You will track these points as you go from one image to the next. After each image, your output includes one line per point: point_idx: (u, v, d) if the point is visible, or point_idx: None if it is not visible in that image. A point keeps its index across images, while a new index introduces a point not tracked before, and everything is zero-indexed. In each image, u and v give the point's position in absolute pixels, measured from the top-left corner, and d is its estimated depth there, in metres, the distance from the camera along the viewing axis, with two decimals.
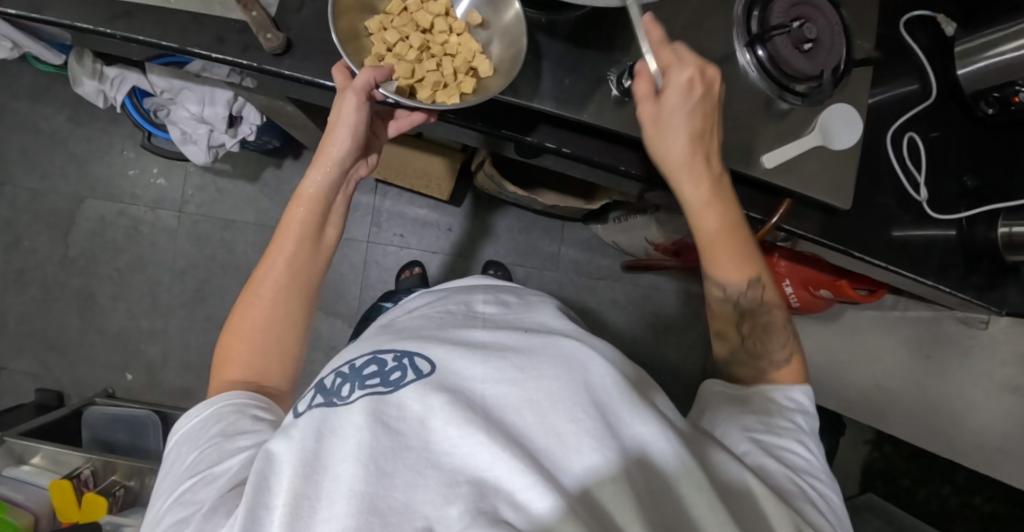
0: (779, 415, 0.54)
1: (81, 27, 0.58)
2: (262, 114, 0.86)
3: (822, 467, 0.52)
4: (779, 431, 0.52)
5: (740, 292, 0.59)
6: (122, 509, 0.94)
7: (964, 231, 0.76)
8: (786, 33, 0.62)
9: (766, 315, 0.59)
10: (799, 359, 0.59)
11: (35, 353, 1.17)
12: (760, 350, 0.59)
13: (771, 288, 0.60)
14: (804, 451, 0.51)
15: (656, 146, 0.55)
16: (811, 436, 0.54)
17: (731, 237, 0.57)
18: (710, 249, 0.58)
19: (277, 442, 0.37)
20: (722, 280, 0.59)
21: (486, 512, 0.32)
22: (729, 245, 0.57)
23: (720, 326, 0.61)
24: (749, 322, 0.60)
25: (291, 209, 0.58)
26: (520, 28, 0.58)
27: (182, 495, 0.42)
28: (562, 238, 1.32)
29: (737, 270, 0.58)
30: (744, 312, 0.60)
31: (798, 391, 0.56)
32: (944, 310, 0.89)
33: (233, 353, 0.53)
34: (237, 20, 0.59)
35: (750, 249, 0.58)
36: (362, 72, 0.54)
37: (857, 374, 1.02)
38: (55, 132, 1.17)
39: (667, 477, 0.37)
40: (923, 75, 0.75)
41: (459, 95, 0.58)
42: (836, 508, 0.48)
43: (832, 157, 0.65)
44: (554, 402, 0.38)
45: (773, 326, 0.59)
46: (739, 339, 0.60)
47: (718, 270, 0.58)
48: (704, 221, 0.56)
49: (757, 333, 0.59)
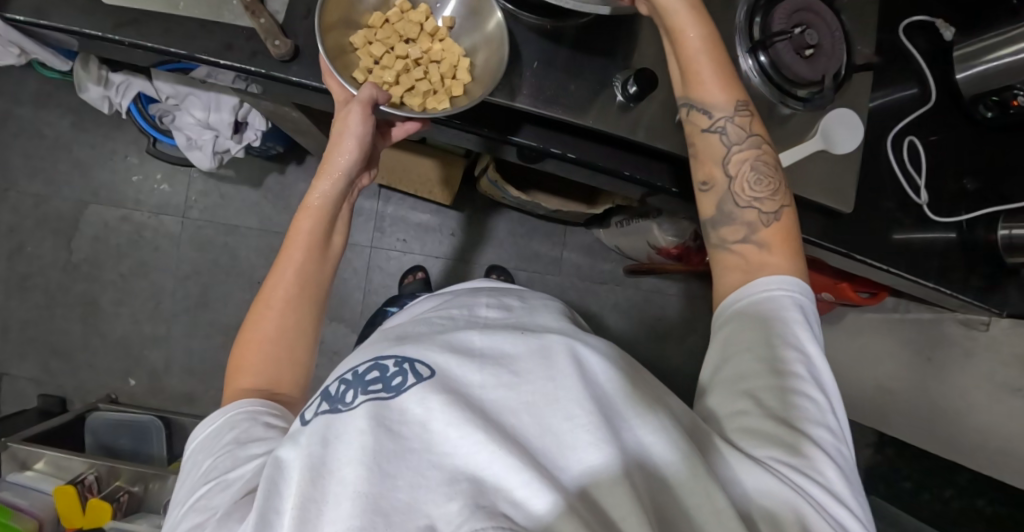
0: (782, 348, 0.47)
1: (89, 34, 0.59)
2: (267, 119, 0.86)
3: (833, 410, 0.47)
4: (779, 373, 0.46)
5: (728, 115, 0.56)
6: (126, 515, 0.94)
7: (964, 234, 0.76)
8: (787, 39, 0.63)
9: (756, 149, 0.56)
10: (790, 213, 0.56)
11: (38, 358, 1.17)
12: (747, 192, 0.55)
13: (757, 120, 0.57)
14: (810, 400, 0.46)
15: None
16: (822, 370, 0.48)
17: (714, 47, 0.56)
18: (690, 62, 0.56)
19: (287, 448, 0.38)
20: (711, 101, 0.56)
21: (485, 507, 0.33)
22: (714, 56, 0.56)
23: (706, 169, 0.58)
24: (737, 154, 0.56)
25: (297, 222, 0.58)
26: (501, 33, 0.59)
27: (198, 501, 0.42)
28: (564, 242, 1.32)
29: (723, 85, 0.56)
30: (732, 142, 0.56)
31: (797, 285, 0.50)
32: (945, 311, 0.90)
33: (246, 362, 0.53)
34: (245, 27, 0.60)
35: (731, 71, 0.57)
36: (364, 88, 0.57)
37: (860, 377, 1.07)
38: (59, 138, 1.18)
39: (666, 475, 0.38)
40: (922, 79, 0.76)
41: (450, 99, 0.62)
42: (846, 466, 0.45)
43: (834, 161, 0.66)
44: (550, 402, 0.38)
45: (763, 163, 0.56)
46: (725, 178, 0.56)
47: (705, 93, 0.56)
48: (688, 28, 0.55)
49: (744, 171, 0.56)
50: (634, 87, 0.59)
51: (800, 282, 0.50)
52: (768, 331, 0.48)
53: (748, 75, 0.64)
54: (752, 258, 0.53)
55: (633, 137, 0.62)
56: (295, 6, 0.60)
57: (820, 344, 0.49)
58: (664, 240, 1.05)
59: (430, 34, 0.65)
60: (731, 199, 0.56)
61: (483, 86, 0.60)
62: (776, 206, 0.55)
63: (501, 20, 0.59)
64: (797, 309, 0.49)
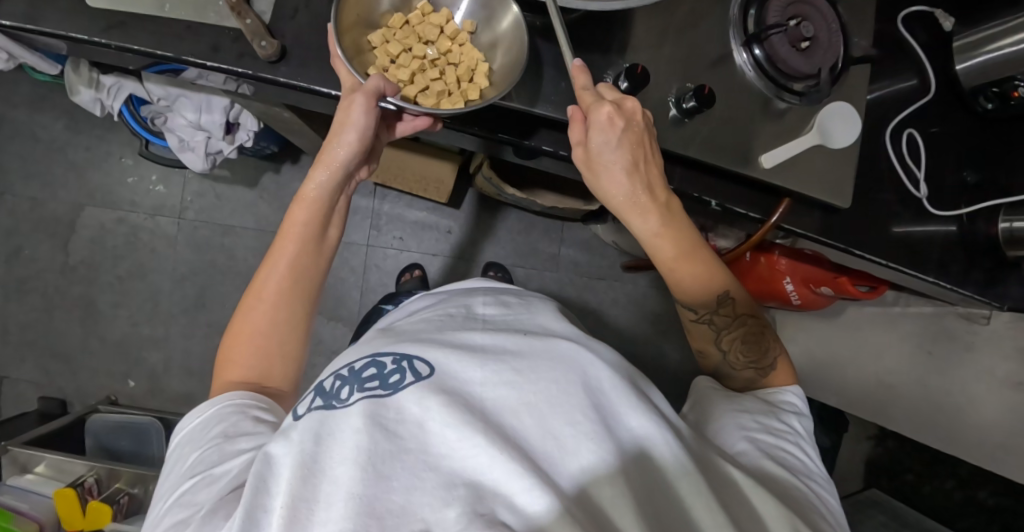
0: (776, 417, 0.53)
1: (75, 38, 0.58)
2: (258, 120, 0.86)
3: (820, 471, 0.51)
4: (778, 432, 0.52)
5: (712, 312, 0.58)
6: (127, 516, 0.94)
7: (964, 227, 0.75)
8: (782, 32, 0.62)
9: (743, 327, 0.59)
10: (783, 364, 0.60)
11: (37, 361, 1.18)
12: (740, 362, 0.59)
13: (742, 301, 0.59)
14: (800, 453, 0.51)
15: (596, 185, 0.55)
16: (808, 439, 0.53)
17: (693, 258, 0.57)
18: (673, 273, 0.57)
19: (277, 443, 0.38)
20: (692, 304, 0.58)
21: (485, 515, 0.33)
22: (692, 266, 0.57)
23: (699, 344, 0.61)
24: (727, 337, 0.59)
25: (291, 212, 0.57)
26: (520, 33, 0.58)
27: (182, 496, 0.42)
28: (562, 239, 1.32)
29: (704, 290, 0.57)
30: (721, 328, 0.59)
31: (790, 393, 0.57)
32: (946, 306, 0.89)
33: (234, 355, 0.53)
34: (232, 28, 0.59)
35: (708, 271, 0.57)
36: (372, 77, 0.54)
37: (859, 370, 1.04)
38: (53, 140, 1.18)
39: (664, 478, 0.38)
40: (920, 71, 0.75)
41: (465, 102, 0.60)
42: (835, 512, 0.48)
43: (831, 156, 0.65)
44: (553, 405, 0.38)
45: (752, 339, 0.59)
46: (720, 354, 0.60)
47: (686, 298, 0.58)
48: (662, 251, 0.56)
49: (737, 348, 0.59)
50: (627, 83, 0.58)
51: (800, 389, 0.58)
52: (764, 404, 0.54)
53: (743, 69, 0.63)
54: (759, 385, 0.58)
55: None
56: (282, 7, 0.60)
57: (805, 428, 0.55)
58: None
59: (450, 37, 0.63)
60: (728, 365, 0.60)
61: (500, 88, 0.59)
62: (767, 364, 0.58)
63: (521, 18, 0.57)
64: (784, 400, 0.56)
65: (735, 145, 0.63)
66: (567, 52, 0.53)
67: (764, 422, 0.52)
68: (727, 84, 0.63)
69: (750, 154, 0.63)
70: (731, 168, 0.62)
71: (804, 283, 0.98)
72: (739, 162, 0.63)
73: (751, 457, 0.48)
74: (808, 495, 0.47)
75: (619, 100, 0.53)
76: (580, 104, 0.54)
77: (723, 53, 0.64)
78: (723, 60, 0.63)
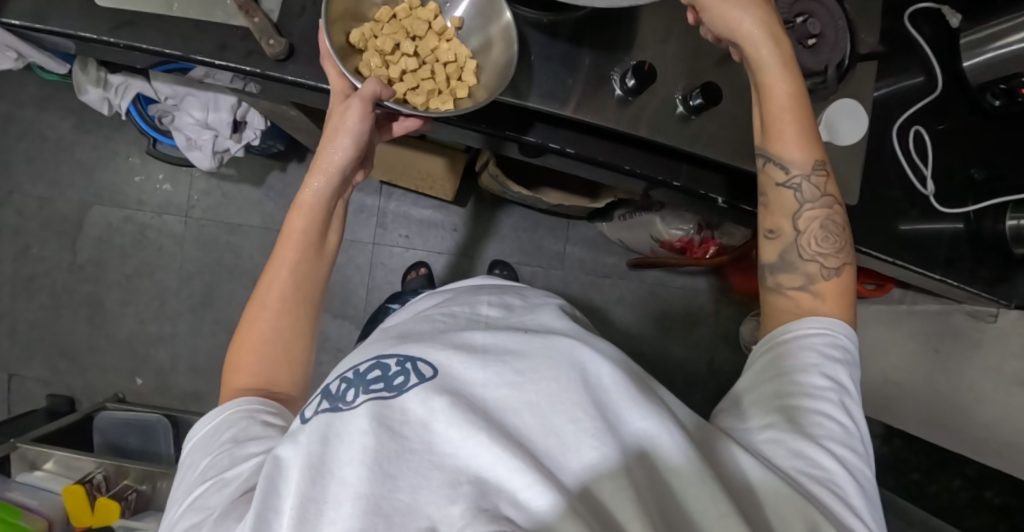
0: (811, 371, 0.50)
1: (84, 37, 0.59)
2: (265, 118, 0.86)
3: (860, 433, 0.49)
4: (814, 393, 0.49)
5: (805, 174, 0.57)
6: (134, 513, 0.95)
7: (971, 225, 0.75)
8: (789, 29, 0.62)
9: (827, 210, 0.57)
10: (849, 272, 0.57)
11: (45, 359, 1.19)
12: (814, 250, 0.57)
13: (832, 183, 0.58)
14: (836, 415, 0.48)
15: (723, 14, 0.55)
16: (852, 396, 0.50)
17: (801, 103, 0.56)
18: (779, 117, 0.56)
19: (285, 447, 0.38)
20: (789, 157, 0.57)
21: (488, 510, 0.33)
22: (799, 111, 0.56)
23: (774, 221, 0.59)
24: (808, 211, 0.57)
25: (290, 218, 0.58)
26: (510, 32, 0.58)
27: (195, 501, 0.42)
28: (567, 237, 1.32)
29: (804, 147, 0.56)
30: (805, 199, 0.57)
31: (844, 335, 0.53)
32: (953, 303, 0.91)
33: (241, 362, 0.53)
34: (239, 26, 0.60)
35: (812, 126, 0.57)
36: (368, 84, 0.56)
37: (871, 367, 1.06)
38: (61, 140, 1.18)
39: (672, 471, 0.38)
40: (927, 67, 0.74)
41: (454, 101, 0.61)
42: (868, 481, 0.46)
43: (837, 153, 0.65)
44: (554, 403, 0.38)
45: (834, 228, 0.57)
46: (794, 233, 0.57)
47: (785, 148, 0.56)
48: (777, 83, 0.55)
49: (813, 231, 0.57)
50: (633, 80, 0.58)
51: (849, 328, 0.54)
52: (798, 356, 0.51)
53: None
54: (808, 307, 0.55)
55: (637, 133, 0.61)
56: (289, 6, 0.60)
57: (855, 376, 0.52)
58: (667, 232, 1.03)
59: (439, 33, 0.63)
60: (796, 251, 0.57)
61: (489, 88, 0.59)
62: (839, 262, 0.57)
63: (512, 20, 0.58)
64: (834, 343, 0.52)
65: (739, 143, 0.63)
66: None
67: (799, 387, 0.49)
68: (732, 80, 0.63)
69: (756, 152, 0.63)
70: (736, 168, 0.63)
71: None
72: (744, 161, 0.63)
73: (777, 436, 0.46)
74: (835, 467, 0.45)
75: None
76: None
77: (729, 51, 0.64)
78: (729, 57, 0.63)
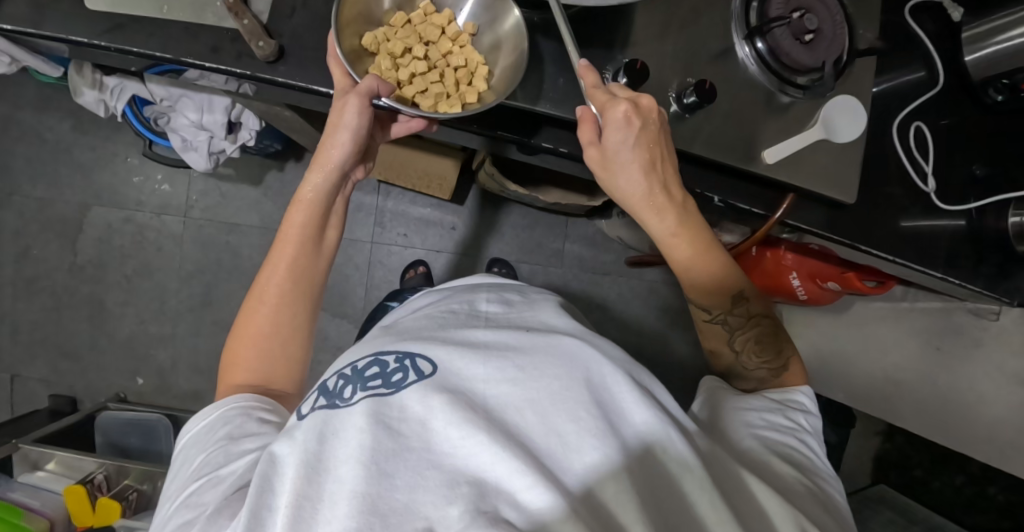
0: (781, 412, 0.53)
1: (75, 41, 0.58)
2: (260, 119, 0.86)
3: (828, 469, 0.51)
4: (785, 429, 0.52)
5: (726, 312, 0.58)
6: (136, 512, 0.96)
7: (973, 221, 0.74)
8: (785, 24, 0.61)
9: (758, 328, 0.58)
10: (795, 360, 0.60)
11: (48, 360, 1.20)
12: (754, 363, 0.58)
13: (756, 302, 0.58)
14: (806, 450, 0.51)
15: (612, 185, 0.55)
16: (814, 437, 0.54)
17: (707, 258, 0.56)
18: (685, 277, 0.57)
19: (281, 443, 0.37)
20: (705, 304, 0.58)
21: (487, 513, 0.32)
22: (706, 267, 0.56)
23: (712, 344, 0.60)
24: (740, 337, 0.58)
25: (290, 213, 0.57)
26: (521, 33, 0.57)
27: (188, 497, 0.42)
28: (566, 234, 1.31)
29: (716, 294, 0.57)
30: (734, 328, 0.58)
31: (799, 392, 0.57)
32: (954, 302, 0.88)
33: (239, 358, 0.53)
34: (230, 29, 0.59)
35: (725, 272, 0.57)
36: (366, 79, 0.54)
37: (867, 364, 1.02)
38: (59, 141, 1.19)
39: (671, 475, 0.38)
40: (930, 62, 0.73)
41: (462, 104, 0.60)
42: (841, 507, 0.48)
43: (836, 151, 0.64)
44: (555, 401, 0.38)
45: (767, 338, 0.58)
46: (733, 354, 0.59)
47: (699, 299, 0.58)
48: (675, 250, 0.56)
49: (751, 348, 0.58)
50: (626, 79, 0.58)
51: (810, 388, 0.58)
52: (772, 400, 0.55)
53: (745, 63, 0.63)
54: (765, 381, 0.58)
55: None
56: (280, 7, 0.60)
57: (817, 430, 0.55)
58: None
59: (452, 38, 0.63)
60: (741, 365, 0.59)
61: (498, 91, 0.59)
62: (782, 359, 0.58)
63: (522, 20, 0.57)
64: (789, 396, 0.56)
65: (737, 141, 0.62)
66: (564, 28, 0.52)
67: (772, 419, 0.52)
68: (728, 78, 0.63)
69: (754, 150, 0.62)
70: (730, 165, 0.62)
71: (811, 278, 0.97)
72: (741, 159, 0.62)
73: (762, 454, 0.47)
74: (814, 492, 0.46)
75: (635, 96, 0.53)
76: (591, 104, 0.53)
77: (724, 48, 0.63)
78: (724, 54, 0.63)
